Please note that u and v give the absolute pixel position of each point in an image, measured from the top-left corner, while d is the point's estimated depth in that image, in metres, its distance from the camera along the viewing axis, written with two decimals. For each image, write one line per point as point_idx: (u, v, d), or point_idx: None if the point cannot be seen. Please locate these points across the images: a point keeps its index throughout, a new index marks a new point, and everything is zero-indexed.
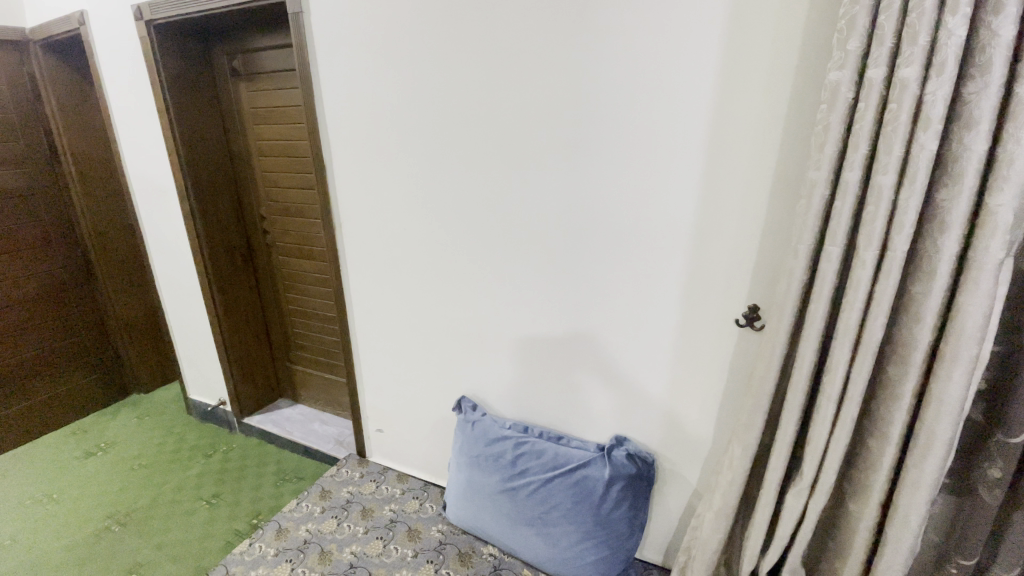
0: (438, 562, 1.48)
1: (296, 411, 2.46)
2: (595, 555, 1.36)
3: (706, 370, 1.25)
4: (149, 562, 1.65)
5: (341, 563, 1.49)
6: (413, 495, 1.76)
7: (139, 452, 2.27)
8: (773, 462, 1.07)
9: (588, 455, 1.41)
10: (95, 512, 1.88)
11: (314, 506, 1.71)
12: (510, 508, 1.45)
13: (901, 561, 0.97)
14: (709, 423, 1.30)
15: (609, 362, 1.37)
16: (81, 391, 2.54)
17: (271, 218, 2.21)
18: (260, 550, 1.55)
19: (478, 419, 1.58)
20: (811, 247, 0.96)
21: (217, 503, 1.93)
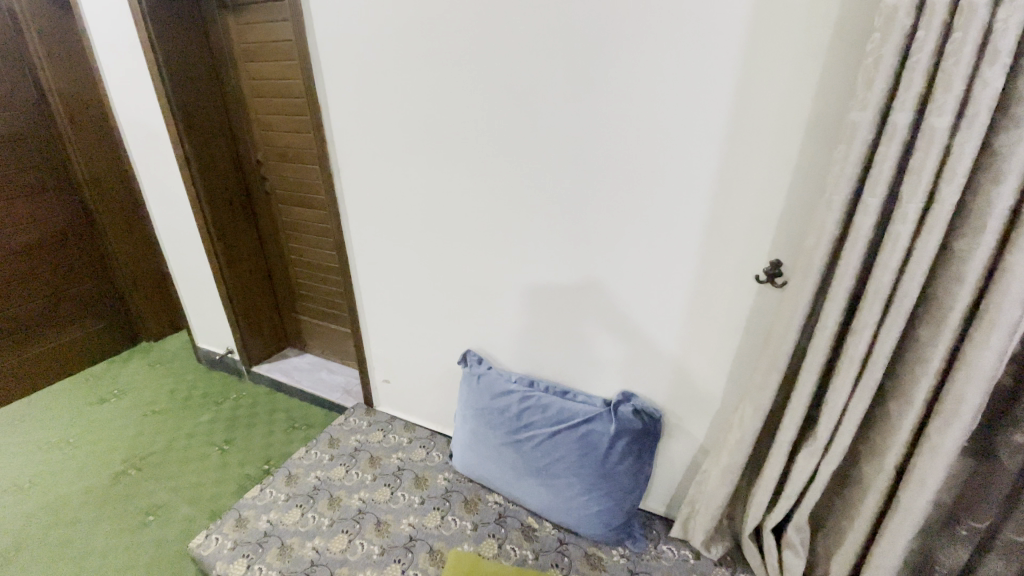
0: (444, 509, 1.51)
1: (304, 359, 2.47)
2: (599, 507, 1.37)
3: (721, 327, 1.21)
4: (166, 504, 1.71)
5: (350, 508, 1.53)
6: (420, 444, 1.78)
7: (152, 398, 2.32)
8: (785, 423, 1.04)
9: (593, 410, 1.39)
10: (112, 457, 1.93)
11: (323, 454, 1.74)
12: (515, 460, 1.46)
13: (912, 523, 0.95)
14: (721, 381, 1.27)
15: (619, 317, 1.32)
16: (91, 339, 2.57)
17: (269, 163, 2.12)
18: (271, 495, 1.58)
19: (483, 372, 1.56)
20: (847, 199, 0.88)
21: (229, 448, 1.98)
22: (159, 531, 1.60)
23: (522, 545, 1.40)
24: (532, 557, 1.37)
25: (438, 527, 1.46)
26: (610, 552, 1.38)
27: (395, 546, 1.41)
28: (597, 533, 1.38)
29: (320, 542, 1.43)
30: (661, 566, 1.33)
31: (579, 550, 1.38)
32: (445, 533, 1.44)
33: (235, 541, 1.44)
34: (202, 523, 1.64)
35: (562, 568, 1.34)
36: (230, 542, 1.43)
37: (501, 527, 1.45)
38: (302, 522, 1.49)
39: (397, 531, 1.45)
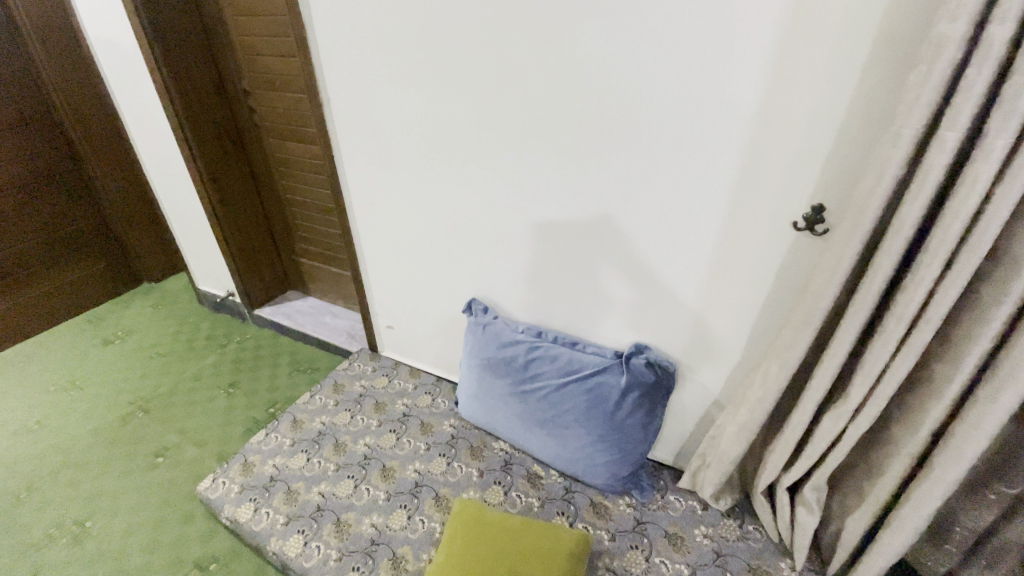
0: (450, 455, 1.50)
1: (307, 302, 2.41)
2: (606, 458, 1.33)
3: (749, 277, 1.11)
4: (174, 446, 1.72)
5: (355, 454, 1.52)
6: (425, 390, 1.74)
7: (156, 340, 2.30)
8: (814, 384, 0.97)
9: (603, 361, 1.33)
10: (118, 399, 1.94)
11: (327, 399, 1.72)
12: (521, 411, 1.42)
13: (941, 490, 0.89)
14: (743, 334, 1.18)
15: (635, 265, 1.22)
16: (91, 280, 2.53)
17: (255, 92, 1.94)
18: (277, 440, 1.58)
19: (489, 322, 1.49)
20: (917, 135, 0.75)
21: (235, 391, 1.97)
22: (169, 473, 1.62)
23: (527, 492, 1.39)
24: (538, 504, 1.36)
25: (444, 473, 1.45)
26: (616, 502, 1.36)
27: (401, 491, 1.41)
28: (604, 483, 1.36)
29: (326, 487, 1.43)
30: (668, 516, 1.32)
31: (585, 499, 1.37)
32: (451, 480, 1.43)
33: (241, 485, 1.44)
34: (210, 465, 1.66)
35: (568, 516, 1.33)
36: (237, 487, 1.44)
37: (507, 474, 1.44)
38: (307, 467, 1.49)
39: (403, 477, 1.44)
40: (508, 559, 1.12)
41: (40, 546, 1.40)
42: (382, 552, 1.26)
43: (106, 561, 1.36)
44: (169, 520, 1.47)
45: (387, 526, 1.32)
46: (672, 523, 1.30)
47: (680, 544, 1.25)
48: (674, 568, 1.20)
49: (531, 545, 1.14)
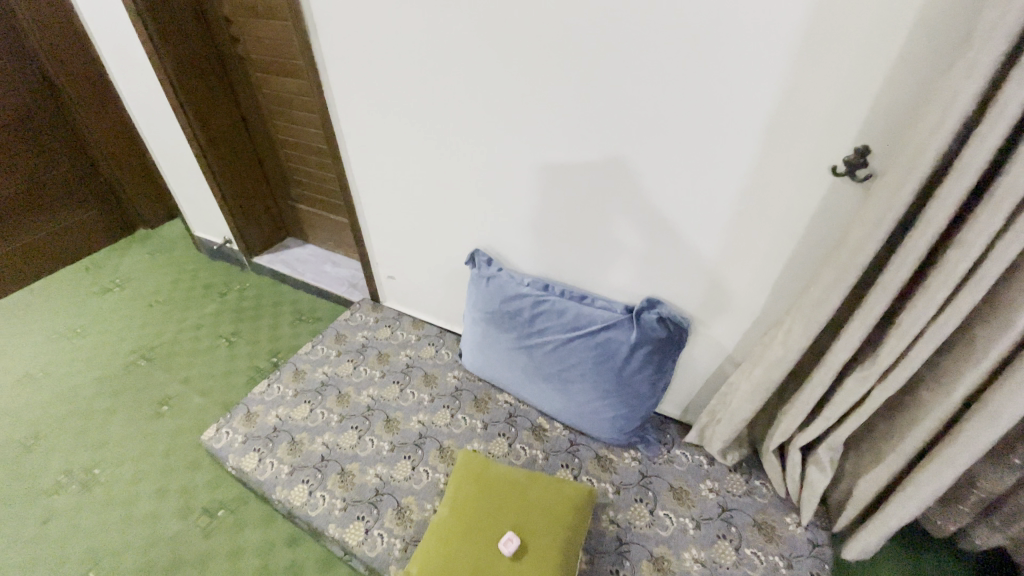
0: (454, 407, 1.47)
1: (306, 250, 2.33)
2: (612, 413, 1.30)
3: (777, 227, 1.02)
4: (178, 395, 1.72)
5: (359, 405, 1.50)
6: (429, 342, 1.69)
7: (155, 288, 2.28)
8: (841, 344, 0.90)
9: (613, 317, 1.25)
10: (119, 347, 1.95)
11: (330, 350, 1.68)
12: (527, 365, 1.38)
13: (968, 456, 0.85)
14: (765, 288, 1.11)
15: (651, 215, 1.13)
16: (86, 226, 2.46)
17: (238, 20, 1.77)
18: (280, 390, 1.56)
19: (493, 275, 1.41)
20: (996, 63, 0.64)
21: (236, 340, 1.95)
22: (174, 422, 1.63)
23: (532, 445, 1.37)
24: (542, 457, 1.34)
25: (448, 425, 1.43)
26: (621, 455, 1.34)
27: (405, 443, 1.40)
28: (609, 436, 1.33)
29: (330, 438, 1.42)
30: (674, 470, 1.30)
31: (589, 452, 1.35)
32: (455, 432, 1.41)
33: (245, 435, 1.44)
34: (215, 414, 1.66)
35: (572, 468, 1.32)
36: (241, 437, 1.43)
37: (512, 427, 1.42)
38: (311, 418, 1.47)
39: (407, 429, 1.43)
40: (516, 514, 1.10)
41: (50, 493, 1.43)
42: (387, 502, 1.27)
43: (116, 507, 1.39)
44: (176, 468, 1.48)
45: (391, 477, 1.32)
46: (678, 477, 1.28)
47: (685, 498, 1.24)
48: (678, 521, 1.19)
49: (537, 500, 1.12)
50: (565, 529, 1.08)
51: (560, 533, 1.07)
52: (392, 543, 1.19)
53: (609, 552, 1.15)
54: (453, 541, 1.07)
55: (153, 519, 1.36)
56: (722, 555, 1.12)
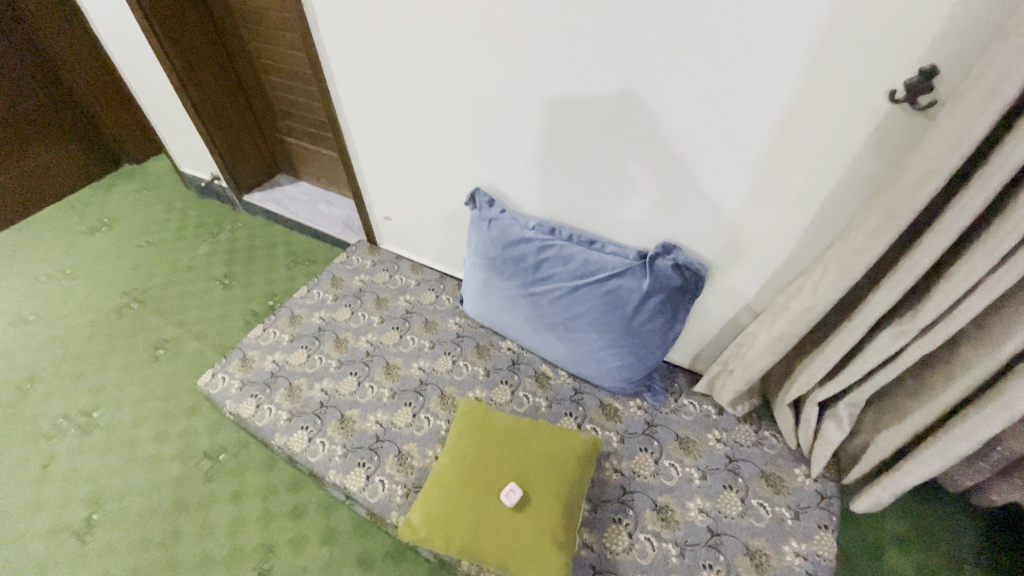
0: (456, 354, 1.41)
1: (299, 188, 2.20)
2: (618, 363, 1.23)
3: (815, 163, 0.90)
4: (174, 339, 1.69)
5: (358, 351, 1.43)
6: (428, 287, 1.60)
7: (144, 229, 2.19)
8: (879, 297, 0.82)
9: (624, 263, 1.15)
10: (112, 290, 1.91)
11: (326, 293, 1.60)
12: (531, 313, 1.30)
13: (1005, 418, 0.79)
14: (795, 232, 1.00)
15: (672, 150, 1.00)
16: (67, 162, 2.33)
17: None
18: (275, 335, 1.49)
19: (495, 217, 1.30)
20: None
21: (230, 283, 1.88)
22: (170, 366, 1.60)
23: (535, 392, 1.32)
24: (545, 405, 1.29)
25: (449, 372, 1.37)
26: (626, 404, 1.29)
27: (406, 390, 1.34)
28: (614, 385, 1.28)
29: (328, 384, 1.36)
30: (681, 420, 1.25)
31: (594, 401, 1.30)
32: (457, 379, 1.36)
33: (242, 381, 1.39)
34: (210, 358, 1.63)
35: (576, 417, 1.27)
36: (237, 383, 1.39)
37: (514, 374, 1.36)
38: (309, 363, 1.41)
39: (407, 375, 1.37)
40: (517, 464, 1.07)
41: (50, 436, 1.43)
42: (387, 449, 1.24)
43: (117, 451, 1.39)
44: (174, 412, 1.47)
45: (392, 424, 1.28)
46: (685, 427, 1.23)
47: (691, 448, 1.20)
48: (684, 471, 1.16)
49: (538, 449, 1.09)
50: (567, 478, 1.06)
51: (562, 482, 1.05)
52: (393, 489, 1.17)
53: (612, 501, 1.12)
54: (453, 491, 1.04)
55: (154, 462, 1.36)
56: (727, 505, 1.10)
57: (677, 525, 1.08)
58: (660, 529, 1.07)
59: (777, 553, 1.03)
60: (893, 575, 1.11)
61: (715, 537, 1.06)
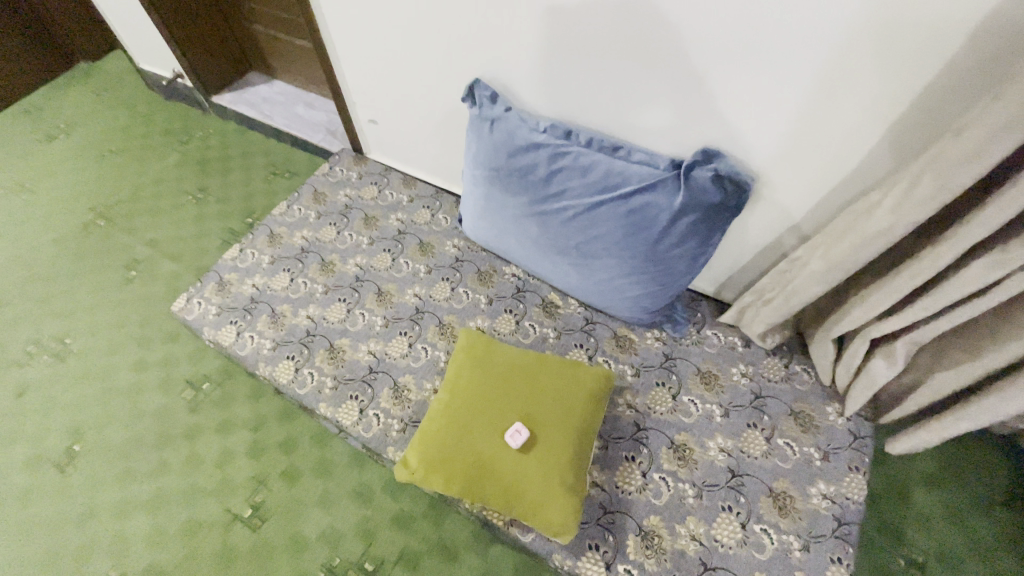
0: (455, 281, 1.26)
1: (273, 88, 1.93)
2: (637, 292, 1.08)
3: (921, 41, 0.67)
4: (147, 260, 1.55)
5: (345, 276, 1.28)
6: (422, 204, 1.41)
7: (107, 136, 1.96)
8: (984, 219, 0.66)
9: (653, 175, 0.94)
10: (76, 205, 1.73)
11: (308, 210, 1.42)
12: (539, 236, 1.12)
13: None
14: (868, 142, 0.81)
15: (727, 28, 0.76)
16: (10, 58, 2.04)
17: None
18: (254, 257, 1.34)
19: (499, 117, 1.06)
20: None
21: (205, 198, 1.70)
22: (144, 290, 1.48)
23: (542, 323, 1.19)
24: (553, 337, 1.17)
25: (448, 300, 1.23)
26: (643, 336, 1.16)
27: (401, 318, 1.21)
28: (632, 316, 1.14)
29: (315, 311, 1.23)
30: (703, 353, 1.13)
31: (607, 332, 1.17)
32: (456, 307, 1.22)
33: (219, 306, 1.26)
34: (187, 280, 1.49)
35: (587, 349, 1.15)
36: (214, 309, 1.26)
37: (520, 303, 1.22)
38: (292, 288, 1.27)
39: (401, 303, 1.23)
40: (523, 404, 0.96)
41: (22, 364, 1.34)
42: (382, 380, 1.13)
43: (95, 379, 1.30)
44: (152, 339, 1.37)
45: (386, 355, 1.16)
46: (707, 360, 1.11)
47: (713, 382, 1.09)
48: (704, 408, 1.05)
49: (546, 389, 0.98)
50: (578, 419, 0.95)
51: (572, 424, 0.95)
52: (389, 424, 1.07)
53: (625, 438, 1.03)
54: (452, 434, 0.94)
55: (135, 391, 1.27)
56: (751, 445, 1.01)
57: (695, 464, 0.99)
58: (676, 469, 0.99)
59: (803, 495, 0.95)
60: (920, 516, 1.05)
61: (736, 478, 0.97)
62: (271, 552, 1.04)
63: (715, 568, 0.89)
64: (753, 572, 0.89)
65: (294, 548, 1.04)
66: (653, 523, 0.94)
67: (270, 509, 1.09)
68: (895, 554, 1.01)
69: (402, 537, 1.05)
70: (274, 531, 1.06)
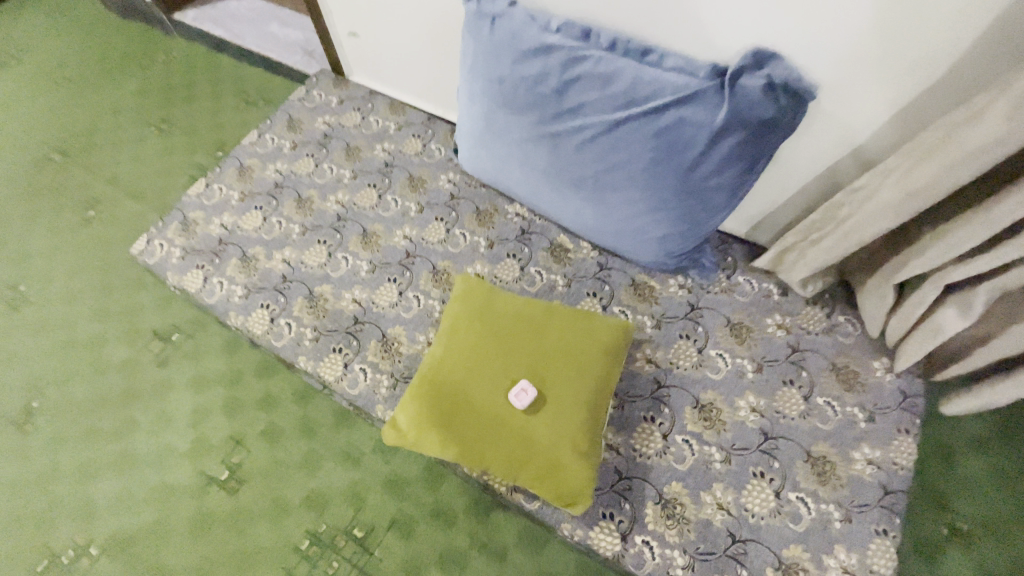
0: (450, 221, 1.10)
1: (243, 4, 1.70)
2: (662, 232, 0.93)
3: None
4: (107, 199, 1.38)
5: (326, 214, 1.12)
6: (412, 134, 1.23)
7: (59, 61, 1.74)
8: None
9: (691, 84, 0.77)
10: (27, 138, 1.55)
11: (282, 141, 1.24)
12: (548, 165, 0.94)
13: None
14: (951, 56, 0.67)
15: None
16: None
17: None
18: (222, 194, 1.18)
19: (502, 14, 0.86)
20: None
21: (170, 130, 1.51)
22: (105, 232, 1.33)
23: (550, 269, 1.05)
24: (563, 284, 1.03)
25: (442, 242, 1.08)
26: (665, 284, 1.02)
27: (389, 264, 1.06)
28: (653, 260, 0.99)
29: (291, 254, 1.08)
30: (734, 302, 0.99)
31: (624, 279, 1.03)
32: (452, 250, 1.07)
33: (184, 249, 1.11)
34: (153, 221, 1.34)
35: (601, 298, 1.01)
36: (179, 251, 1.11)
37: (524, 247, 1.07)
38: (265, 228, 1.12)
39: (389, 247, 1.08)
40: (528, 360, 0.83)
41: None
42: (368, 332, 1.00)
43: (54, 329, 1.18)
44: (115, 285, 1.23)
45: (372, 304, 1.02)
46: (738, 310, 0.98)
47: (744, 336, 0.95)
48: (734, 363, 0.93)
49: (554, 343, 0.85)
50: (591, 378, 0.83)
51: (585, 383, 0.82)
52: (377, 380, 0.95)
53: (644, 397, 0.91)
54: (447, 393, 0.82)
55: (98, 343, 1.15)
56: (786, 405, 0.89)
57: (723, 426, 0.88)
58: (701, 431, 0.87)
59: (845, 461, 0.85)
60: (967, 482, 0.95)
61: (770, 442, 0.86)
62: (252, 518, 0.95)
63: (744, 540, 0.79)
64: (788, 545, 0.79)
65: (276, 514, 0.95)
66: (675, 491, 0.83)
67: (249, 471, 0.99)
68: (937, 522, 0.92)
69: (395, 502, 0.95)
70: (255, 494, 0.97)
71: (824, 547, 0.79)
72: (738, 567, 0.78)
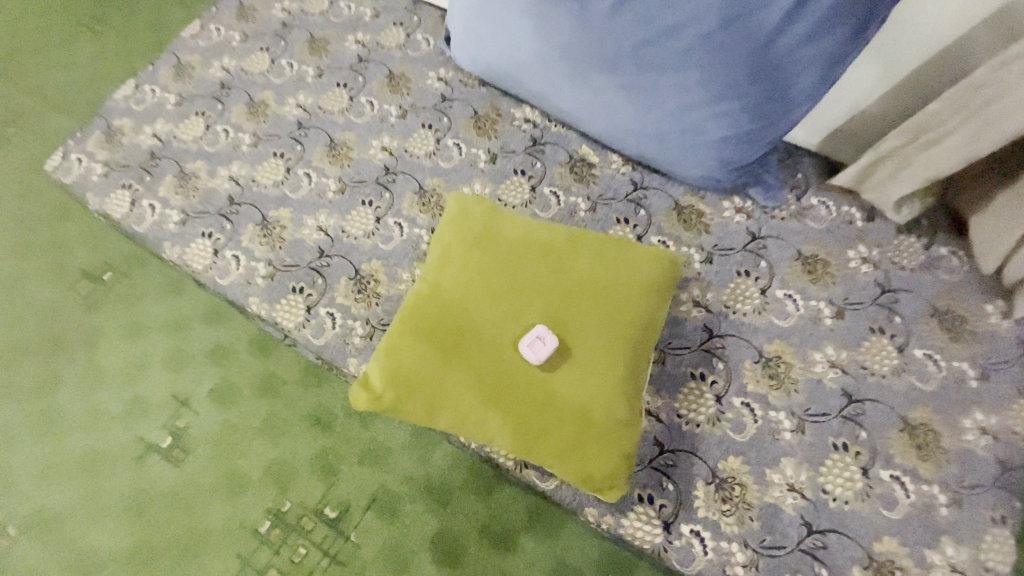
0: (441, 129, 0.87)
1: None
2: (721, 133, 0.69)
3: None
4: (27, 112, 1.14)
5: (284, 121, 0.89)
6: (393, 21, 0.97)
7: None
8: None
9: None
10: None
11: (230, 31, 0.99)
12: (570, 40, 0.69)
13: None
14: None
15: None
16: None
17: None
18: (155, 97, 0.94)
19: None
20: None
21: (102, 29, 1.24)
22: (24, 151, 1.09)
23: (569, 190, 0.82)
24: (585, 208, 0.81)
25: (431, 156, 0.85)
26: (716, 207, 0.80)
27: (364, 182, 0.84)
28: (704, 174, 0.76)
29: (240, 170, 0.85)
30: (805, 229, 0.77)
31: (664, 202, 0.80)
32: (444, 166, 0.84)
33: (107, 164, 0.89)
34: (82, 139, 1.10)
35: (634, 225, 0.79)
36: (101, 168, 0.89)
37: (536, 162, 0.84)
38: (208, 139, 0.89)
39: (364, 161, 0.85)
40: (544, 297, 0.63)
41: None
42: (338, 268, 0.78)
43: None
44: (35, 214, 1.01)
45: (343, 233, 0.81)
46: (810, 240, 0.76)
47: (819, 271, 0.74)
48: (807, 307, 0.72)
49: (581, 280, 0.64)
50: (628, 326, 0.62)
51: (620, 332, 0.62)
52: (349, 327, 0.75)
53: (691, 350, 0.71)
54: (436, 339, 0.62)
55: (13, 283, 0.94)
56: (874, 359, 0.69)
57: (794, 385, 0.68)
58: (767, 393, 0.68)
59: (952, 431, 0.66)
60: None
61: (855, 406, 0.67)
62: (200, 493, 0.77)
63: (823, 531, 0.62)
64: (880, 537, 0.61)
65: (230, 489, 0.77)
66: (732, 468, 0.64)
67: (196, 438, 0.80)
68: None
69: (375, 476, 0.77)
70: (203, 465, 0.79)
71: (926, 539, 0.61)
72: (815, 565, 0.60)
